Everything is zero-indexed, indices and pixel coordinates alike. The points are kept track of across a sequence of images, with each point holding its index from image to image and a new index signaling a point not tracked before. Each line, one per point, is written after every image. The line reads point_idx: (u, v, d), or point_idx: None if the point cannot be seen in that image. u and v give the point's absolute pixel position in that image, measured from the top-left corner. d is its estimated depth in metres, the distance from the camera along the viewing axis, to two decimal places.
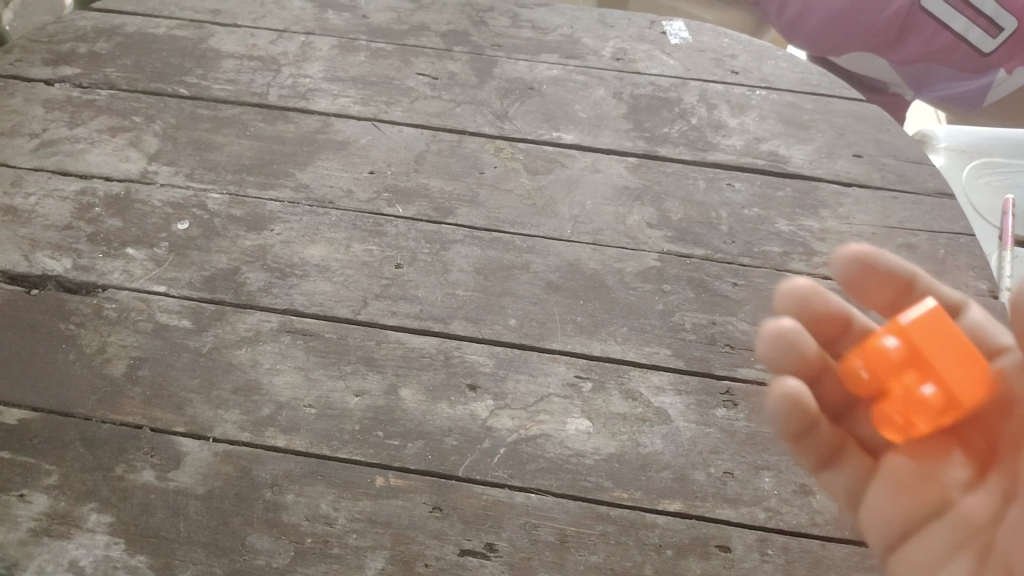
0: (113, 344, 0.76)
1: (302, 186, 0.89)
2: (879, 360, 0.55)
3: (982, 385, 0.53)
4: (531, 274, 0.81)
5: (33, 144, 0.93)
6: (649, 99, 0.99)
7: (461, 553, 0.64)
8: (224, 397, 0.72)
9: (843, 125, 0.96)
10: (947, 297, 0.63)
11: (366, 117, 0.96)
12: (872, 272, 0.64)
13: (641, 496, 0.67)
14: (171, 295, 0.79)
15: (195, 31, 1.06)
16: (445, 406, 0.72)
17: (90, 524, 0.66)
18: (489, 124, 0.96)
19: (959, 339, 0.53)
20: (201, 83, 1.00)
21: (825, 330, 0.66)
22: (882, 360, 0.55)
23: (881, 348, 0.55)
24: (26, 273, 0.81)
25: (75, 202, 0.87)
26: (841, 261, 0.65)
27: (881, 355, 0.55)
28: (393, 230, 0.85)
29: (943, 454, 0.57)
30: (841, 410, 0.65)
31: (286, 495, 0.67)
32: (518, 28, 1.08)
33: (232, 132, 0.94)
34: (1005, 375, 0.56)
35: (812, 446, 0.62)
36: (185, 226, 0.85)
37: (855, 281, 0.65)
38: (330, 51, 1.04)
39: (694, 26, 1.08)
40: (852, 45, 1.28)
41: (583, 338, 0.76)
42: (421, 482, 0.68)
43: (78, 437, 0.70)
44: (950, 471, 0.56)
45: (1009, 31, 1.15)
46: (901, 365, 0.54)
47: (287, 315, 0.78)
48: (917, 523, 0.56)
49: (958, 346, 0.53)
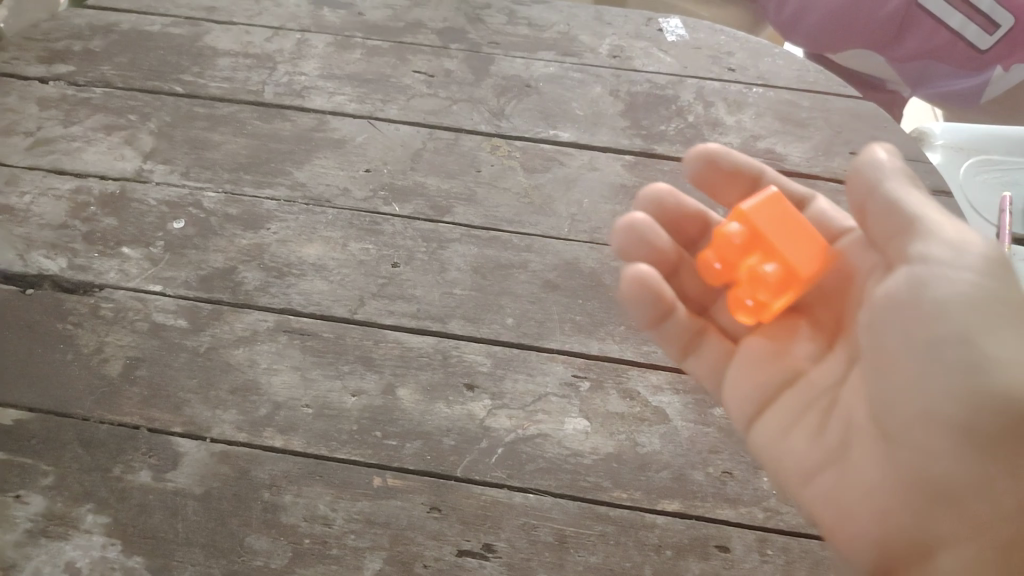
0: (110, 344, 0.76)
1: (299, 185, 0.88)
2: (724, 244, 0.60)
3: (820, 257, 0.59)
4: (529, 273, 0.81)
5: (27, 143, 0.92)
6: (646, 97, 0.99)
7: (460, 553, 0.64)
8: (222, 397, 0.72)
9: (840, 122, 0.96)
10: (794, 192, 0.71)
11: (362, 114, 0.96)
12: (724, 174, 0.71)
13: (639, 496, 0.67)
14: (167, 295, 0.79)
15: (190, 29, 1.05)
16: (443, 405, 0.72)
17: (87, 526, 0.66)
18: (486, 122, 0.96)
19: (797, 221, 0.59)
20: (196, 80, 0.99)
21: (686, 229, 0.73)
22: (727, 245, 0.60)
23: (726, 235, 0.59)
24: (21, 273, 0.81)
25: (70, 201, 0.86)
26: (693, 162, 0.72)
27: (726, 238, 0.60)
28: (390, 229, 0.85)
29: (793, 331, 0.64)
30: (704, 300, 0.71)
31: (284, 496, 0.67)
32: (515, 26, 1.07)
33: (228, 130, 0.94)
34: (846, 255, 0.62)
35: (674, 332, 0.67)
36: (181, 225, 0.84)
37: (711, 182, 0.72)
38: (326, 48, 1.04)
39: (692, 23, 1.07)
40: (849, 43, 1.28)
41: (581, 337, 0.76)
42: (420, 483, 0.68)
43: (74, 438, 0.70)
44: (799, 345, 0.63)
45: (1006, 28, 1.17)
46: (745, 245, 0.60)
47: (284, 315, 0.78)
48: (775, 394, 0.63)
49: (792, 224, 0.59)
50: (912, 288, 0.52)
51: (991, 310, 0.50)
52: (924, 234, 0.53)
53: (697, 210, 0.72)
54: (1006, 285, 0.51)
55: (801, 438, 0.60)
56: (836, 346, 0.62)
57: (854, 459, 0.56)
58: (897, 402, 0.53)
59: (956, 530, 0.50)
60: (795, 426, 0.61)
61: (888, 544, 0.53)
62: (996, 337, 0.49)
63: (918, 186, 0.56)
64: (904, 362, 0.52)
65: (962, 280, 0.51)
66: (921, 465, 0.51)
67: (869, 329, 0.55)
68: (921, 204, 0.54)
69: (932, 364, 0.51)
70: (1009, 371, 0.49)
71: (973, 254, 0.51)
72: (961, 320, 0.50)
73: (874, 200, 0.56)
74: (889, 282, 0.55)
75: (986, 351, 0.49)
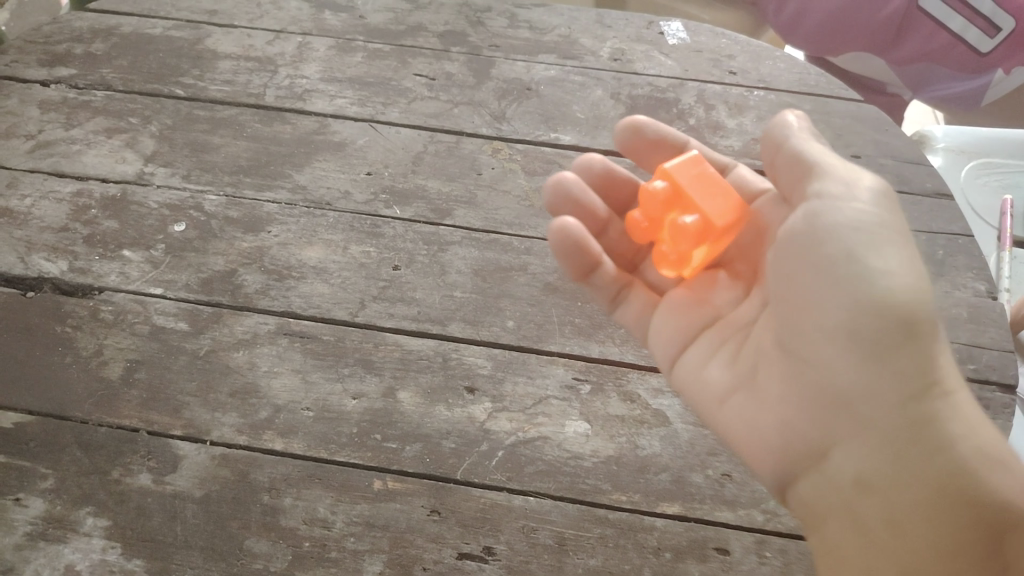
0: (109, 347, 0.76)
1: (299, 187, 0.88)
2: (650, 200, 0.66)
3: (736, 210, 0.64)
4: (529, 276, 0.81)
5: (29, 146, 0.92)
6: (647, 100, 0.99)
7: (460, 557, 0.64)
8: (221, 400, 0.72)
9: (841, 125, 0.96)
10: (716, 161, 0.76)
11: (363, 117, 0.96)
12: (649, 142, 0.77)
13: (639, 499, 0.67)
14: (168, 298, 0.79)
15: (192, 32, 1.05)
16: (443, 408, 0.72)
17: (86, 528, 0.65)
18: (487, 125, 0.96)
19: (715, 178, 0.65)
20: (198, 84, 0.99)
21: (620, 197, 0.77)
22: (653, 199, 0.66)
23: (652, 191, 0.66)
24: (22, 276, 0.81)
25: (71, 204, 0.87)
26: (620, 133, 0.77)
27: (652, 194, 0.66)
28: (390, 232, 0.85)
29: (713, 282, 0.69)
30: (635, 259, 0.76)
31: (284, 498, 0.67)
32: (516, 29, 1.07)
33: (228, 133, 0.94)
34: (760, 212, 0.68)
35: (603, 286, 0.71)
36: (181, 227, 0.85)
37: (637, 151, 0.78)
38: (327, 51, 1.04)
39: (692, 26, 1.07)
40: (849, 45, 1.28)
41: (581, 340, 0.76)
42: (419, 485, 0.67)
43: (74, 440, 0.70)
44: (719, 292, 0.69)
45: (1006, 30, 1.16)
46: (668, 200, 0.66)
47: (284, 317, 0.78)
48: (697, 333, 0.68)
49: (710, 181, 0.65)
50: (809, 220, 0.57)
51: (876, 234, 0.54)
52: (822, 174, 0.58)
53: (627, 177, 0.77)
54: (887, 214, 0.56)
55: (719, 367, 0.65)
56: (752, 290, 0.67)
57: (759, 381, 0.61)
58: (796, 322, 0.57)
59: (849, 430, 0.55)
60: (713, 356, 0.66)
61: (790, 453, 0.58)
62: (880, 256, 0.54)
63: (821, 142, 0.62)
64: (799, 284, 0.57)
65: (851, 209, 0.55)
66: (817, 375, 0.56)
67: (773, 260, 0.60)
68: (821, 151, 0.60)
69: (824, 286, 0.55)
70: (893, 284, 0.53)
71: (862, 188, 0.57)
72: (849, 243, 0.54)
73: (783, 153, 0.62)
74: (790, 219, 0.59)
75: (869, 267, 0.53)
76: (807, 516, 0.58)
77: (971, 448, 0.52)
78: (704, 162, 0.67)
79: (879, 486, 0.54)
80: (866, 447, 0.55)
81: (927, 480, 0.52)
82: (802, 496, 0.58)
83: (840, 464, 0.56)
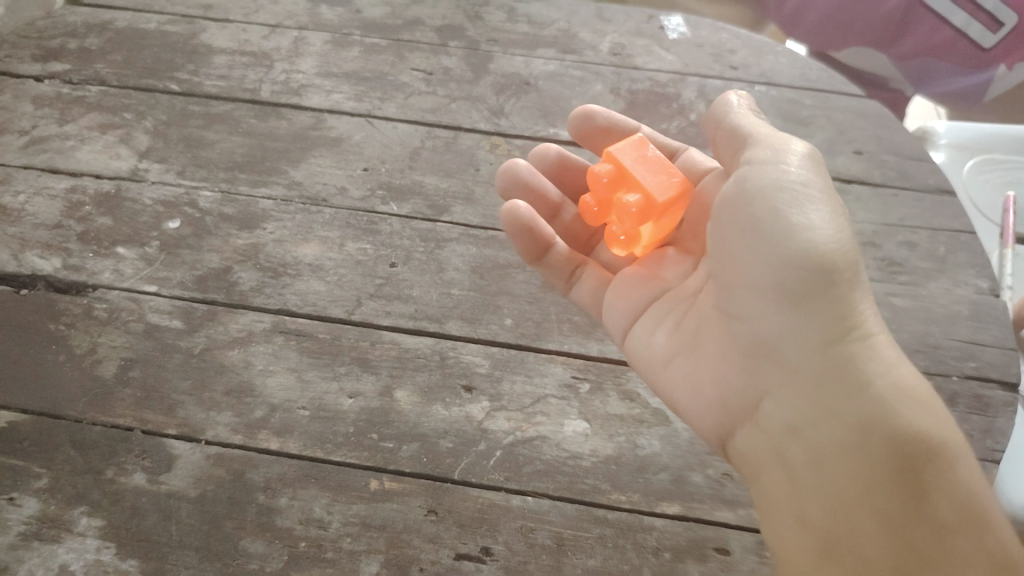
0: (103, 345, 0.75)
1: (295, 184, 0.87)
2: (597, 182, 0.69)
3: (677, 188, 0.66)
4: (528, 273, 0.80)
5: (22, 141, 0.91)
6: (647, 95, 0.98)
7: (457, 557, 0.64)
8: (216, 399, 0.71)
9: (842, 121, 0.95)
10: (668, 146, 0.80)
11: (360, 113, 0.95)
12: (602, 130, 0.81)
13: (638, 499, 0.66)
14: (162, 295, 0.78)
15: (186, 27, 1.04)
16: (440, 407, 0.71)
17: (81, 528, 0.65)
18: (485, 121, 0.95)
19: (655, 156, 0.68)
20: (192, 79, 0.98)
21: (576, 184, 0.82)
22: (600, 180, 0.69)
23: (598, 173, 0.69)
24: (15, 273, 0.80)
25: (65, 201, 0.86)
26: (574, 119, 0.82)
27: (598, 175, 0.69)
28: (387, 229, 0.84)
29: (663, 260, 0.72)
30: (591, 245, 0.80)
31: (279, 498, 0.66)
32: (514, 23, 1.06)
33: (224, 128, 0.93)
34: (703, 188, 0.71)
35: (555, 269, 0.75)
36: (176, 224, 0.84)
37: (592, 141, 0.82)
38: (323, 46, 1.03)
39: (693, 20, 1.06)
40: (850, 40, 1.27)
41: (580, 338, 0.76)
42: (416, 485, 0.67)
43: (67, 440, 0.69)
44: (668, 267, 0.71)
45: (1010, 26, 1.15)
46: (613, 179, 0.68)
47: (280, 315, 0.77)
48: (646, 305, 0.70)
49: (654, 160, 0.68)
50: (738, 186, 0.59)
51: (798, 191, 0.56)
52: (752, 142, 0.60)
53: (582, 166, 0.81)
54: (814, 178, 0.57)
55: (666, 333, 0.68)
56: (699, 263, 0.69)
57: (703, 342, 0.64)
58: (728, 282, 0.60)
59: (778, 381, 0.57)
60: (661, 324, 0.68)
61: (729, 406, 0.61)
62: (802, 214, 0.55)
63: (761, 116, 0.64)
64: (728, 246, 0.59)
65: (775, 169, 0.57)
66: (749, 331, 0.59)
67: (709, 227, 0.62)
68: (755, 121, 0.62)
69: (749, 245, 0.57)
70: (814, 239, 0.54)
71: (790, 152, 0.58)
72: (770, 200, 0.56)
73: (721, 126, 0.64)
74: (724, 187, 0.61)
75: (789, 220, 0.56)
76: (747, 468, 0.60)
77: (896, 396, 0.52)
78: (651, 143, 0.70)
79: (807, 433, 0.55)
80: (794, 397, 0.56)
81: (850, 421, 0.53)
82: (743, 449, 0.61)
83: (772, 414, 0.58)
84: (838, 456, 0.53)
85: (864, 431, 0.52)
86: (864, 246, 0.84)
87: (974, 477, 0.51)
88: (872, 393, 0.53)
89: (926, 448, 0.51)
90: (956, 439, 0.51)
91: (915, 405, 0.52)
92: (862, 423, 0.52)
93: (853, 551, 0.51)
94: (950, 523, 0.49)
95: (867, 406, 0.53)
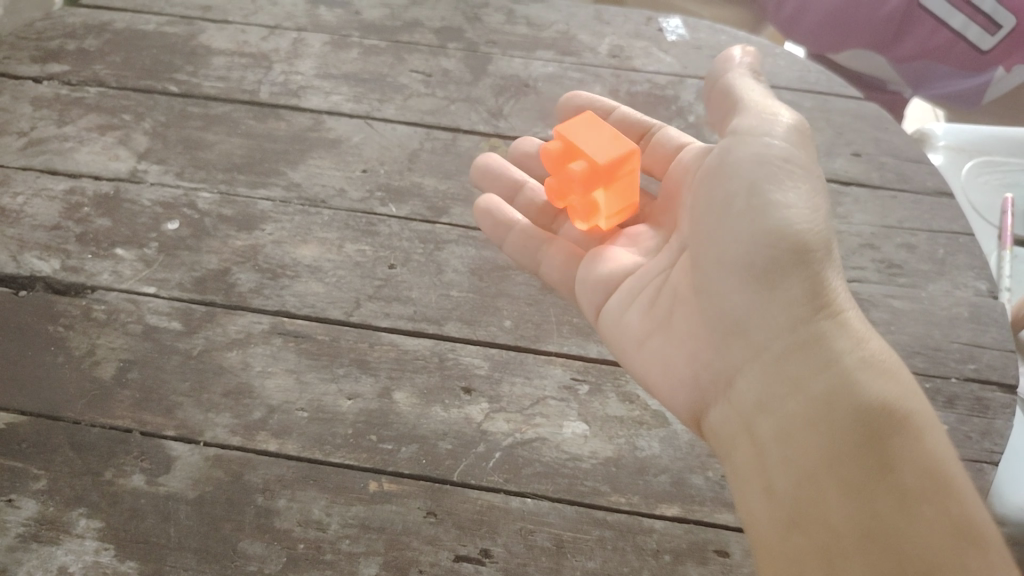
0: (102, 346, 0.75)
1: (294, 185, 0.87)
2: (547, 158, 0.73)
3: (622, 151, 0.69)
4: (527, 275, 0.80)
5: (21, 143, 0.91)
6: (646, 97, 0.98)
7: (456, 559, 0.63)
8: (215, 400, 0.71)
9: (841, 123, 0.95)
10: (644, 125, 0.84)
11: (359, 114, 0.95)
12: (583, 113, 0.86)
13: (637, 500, 0.66)
14: (161, 297, 0.78)
15: (185, 28, 1.04)
16: (440, 409, 0.71)
17: (79, 530, 0.64)
18: (484, 122, 0.95)
19: (602, 128, 0.72)
20: (191, 80, 0.98)
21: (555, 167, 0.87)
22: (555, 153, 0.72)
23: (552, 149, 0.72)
24: (14, 274, 0.80)
25: (64, 202, 0.86)
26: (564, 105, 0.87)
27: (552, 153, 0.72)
28: (386, 230, 0.84)
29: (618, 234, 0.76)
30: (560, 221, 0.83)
31: (278, 500, 0.66)
32: (513, 25, 1.06)
33: (223, 130, 0.93)
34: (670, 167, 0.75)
35: (518, 239, 0.78)
36: (175, 225, 0.84)
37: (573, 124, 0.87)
38: (322, 48, 1.03)
39: (691, 22, 1.06)
40: (849, 43, 1.27)
41: (579, 339, 0.76)
42: (416, 487, 0.67)
43: (66, 441, 0.69)
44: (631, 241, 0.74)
45: (1008, 28, 1.15)
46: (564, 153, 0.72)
47: (279, 316, 0.77)
48: (619, 278, 0.71)
49: (602, 129, 0.72)
50: (723, 155, 0.62)
51: (776, 162, 0.60)
52: (742, 110, 0.63)
53: None
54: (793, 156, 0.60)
55: (641, 312, 0.68)
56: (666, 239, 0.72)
57: (677, 319, 0.64)
58: (705, 258, 0.62)
59: (747, 355, 0.58)
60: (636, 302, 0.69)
61: (700, 382, 0.61)
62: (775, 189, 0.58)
63: (761, 88, 0.68)
64: (710, 221, 0.62)
65: (758, 139, 0.61)
66: (724, 305, 0.60)
67: (694, 206, 0.65)
68: (750, 94, 0.66)
69: (726, 219, 0.60)
70: (786, 213, 0.57)
71: (774, 125, 0.61)
72: (755, 172, 0.59)
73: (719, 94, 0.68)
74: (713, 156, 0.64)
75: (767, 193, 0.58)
76: (717, 446, 0.59)
77: (861, 368, 0.52)
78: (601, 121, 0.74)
79: (774, 406, 0.55)
80: (761, 370, 0.57)
81: (814, 392, 0.53)
82: (714, 427, 0.60)
83: (743, 389, 0.57)
84: (804, 426, 0.52)
85: (829, 400, 0.51)
86: (863, 248, 0.84)
87: (941, 449, 0.48)
88: (838, 366, 0.53)
89: (891, 417, 0.49)
90: (922, 413, 0.50)
91: (880, 375, 0.51)
92: (829, 392, 0.52)
93: (816, 520, 0.49)
94: (913, 488, 0.46)
95: (834, 375, 0.52)
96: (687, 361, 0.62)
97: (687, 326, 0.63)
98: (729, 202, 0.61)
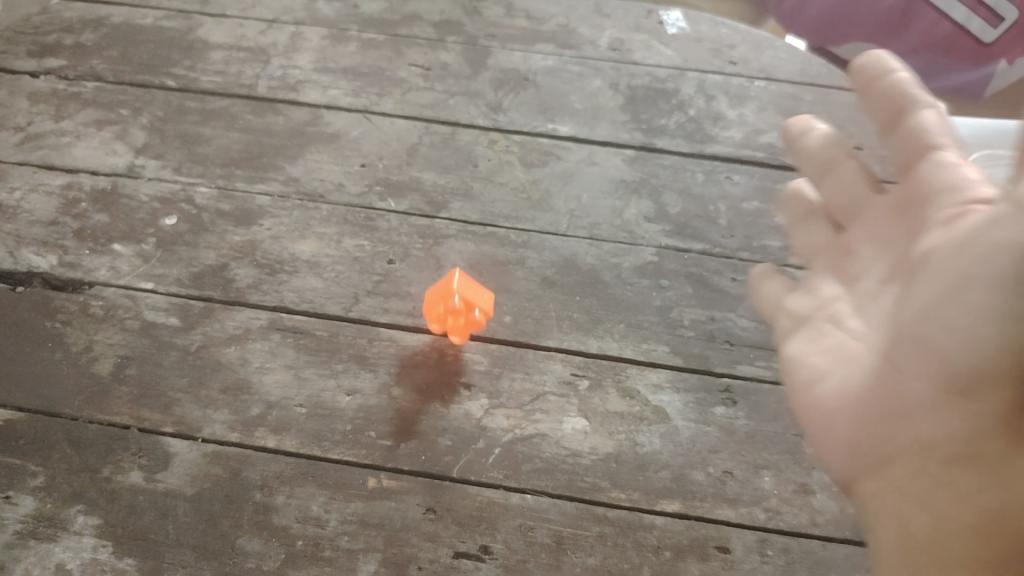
0: (100, 342, 0.74)
1: (292, 180, 0.87)
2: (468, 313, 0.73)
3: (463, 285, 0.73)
4: (527, 270, 0.80)
5: (18, 138, 0.90)
6: (646, 90, 0.97)
7: (455, 556, 0.63)
8: (213, 396, 0.71)
9: (843, 116, 0.94)
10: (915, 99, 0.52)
11: (357, 109, 0.94)
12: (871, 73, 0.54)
13: (638, 497, 0.66)
14: (159, 293, 0.77)
15: (183, 22, 1.04)
16: (439, 405, 0.70)
17: (77, 527, 0.64)
18: (484, 116, 0.94)
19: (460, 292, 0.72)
20: (189, 74, 0.97)
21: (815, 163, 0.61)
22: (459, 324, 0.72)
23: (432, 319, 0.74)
24: (11, 270, 0.79)
25: (61, 197, 0.85)
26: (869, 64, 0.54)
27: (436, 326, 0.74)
28: (385, 225, 0.83)
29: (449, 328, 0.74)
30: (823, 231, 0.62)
31: (277, 497, 0.65)
32: (513, 18, 1.05)
33: (221, 124, 0.92)
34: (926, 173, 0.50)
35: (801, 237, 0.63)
36: (173, 221, 0.83)
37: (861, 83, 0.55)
38: (320, 42, 1.02)
39: (692, 15, 1.06)
40: (852, 35, 1.27)
41: (579, 335, 0.75)
42: (415, 483, 0.66)
43: (63, 438, 0.68)
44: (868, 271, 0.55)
45: (1010, 20, 1.17)
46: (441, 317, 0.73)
47: (277, 312, 0.76)
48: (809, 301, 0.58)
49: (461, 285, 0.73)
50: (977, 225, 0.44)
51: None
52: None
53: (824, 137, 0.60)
54: None
55: (799, 347, 0.56)
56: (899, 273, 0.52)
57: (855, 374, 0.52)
58: (905, 324, 0.47)
59: (928, 445, 0.45)
60: (793, 333, 0.57)
61: (857, 452, 0.50)
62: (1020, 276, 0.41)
63: None
64: (928, 287, 0.46)
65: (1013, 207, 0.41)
66: (905, 381, 0.47)
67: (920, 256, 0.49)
68: None
69: (940, 286, 0.45)
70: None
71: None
72: (986, 232, 0.43)
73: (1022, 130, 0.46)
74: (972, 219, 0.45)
75: (998, 274, 0.41)
76: (862, 510, 0.49)
77: None
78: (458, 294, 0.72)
79: (941, 505, 0.44)
80: (942, 470, 0.45)
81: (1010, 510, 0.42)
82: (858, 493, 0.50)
83: (897, 468, 0.47)
84: (970, 535, 0.43)
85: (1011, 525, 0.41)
86: None
87: None
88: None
89: None
90: None
91: None
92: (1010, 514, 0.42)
93: None
94: None
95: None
96: (854, 428, 0.50)
97: (858, 389, 0.51)
98: (947, 272, 0.45)
